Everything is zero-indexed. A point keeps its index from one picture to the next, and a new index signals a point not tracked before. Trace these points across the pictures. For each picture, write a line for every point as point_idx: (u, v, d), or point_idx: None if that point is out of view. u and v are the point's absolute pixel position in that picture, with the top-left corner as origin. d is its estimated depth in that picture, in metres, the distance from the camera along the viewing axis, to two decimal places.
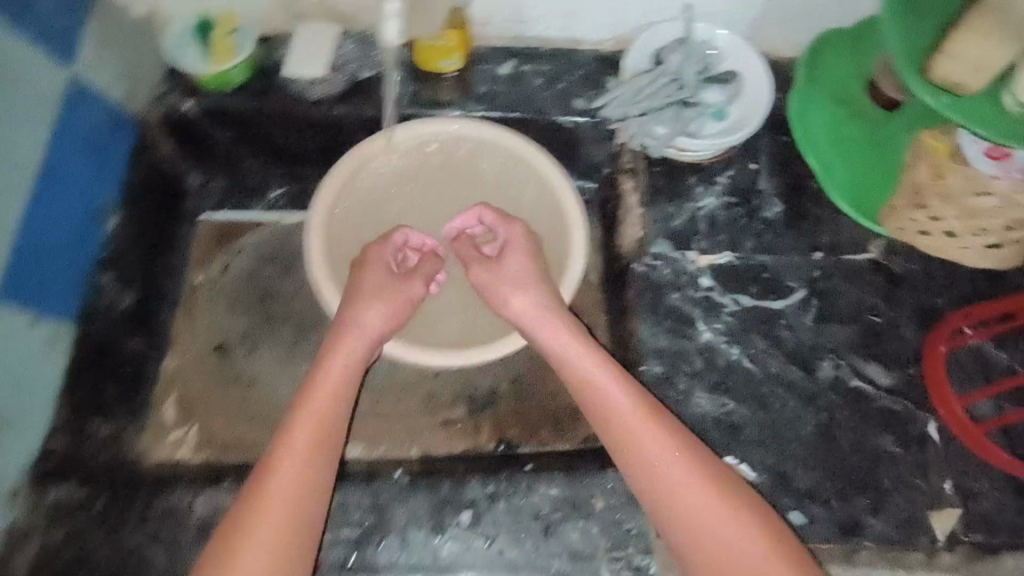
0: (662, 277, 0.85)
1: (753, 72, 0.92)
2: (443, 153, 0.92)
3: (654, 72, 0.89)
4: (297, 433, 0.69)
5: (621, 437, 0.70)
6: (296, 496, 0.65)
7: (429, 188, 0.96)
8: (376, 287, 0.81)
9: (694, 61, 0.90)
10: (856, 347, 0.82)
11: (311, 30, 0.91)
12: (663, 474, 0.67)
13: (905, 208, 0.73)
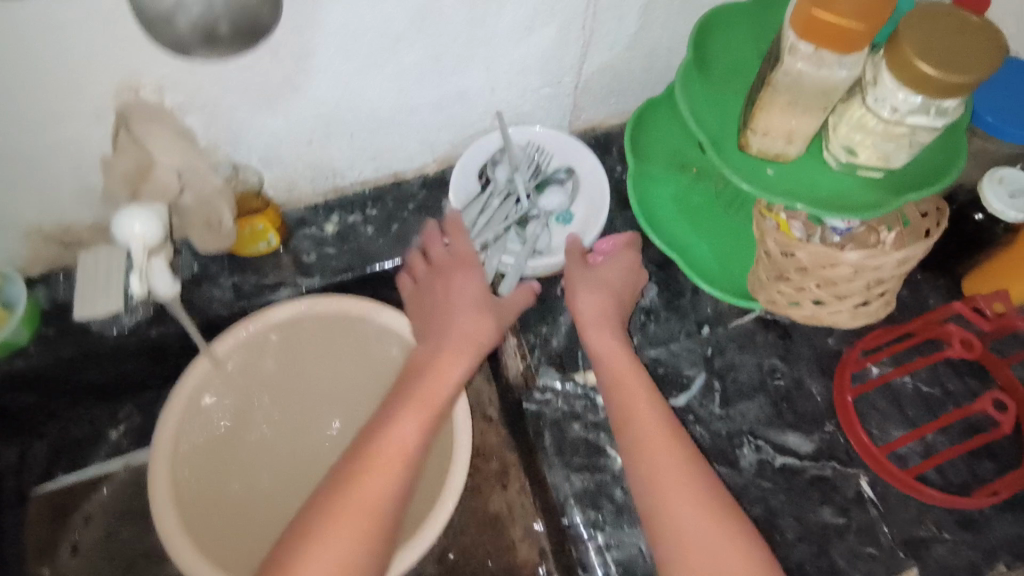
0: (557, 409, 0.79)
1: (583, 161, 0.88)
2: (289, 345, 0.82)
3: (483, 197, 0.84)
4: (380, 470, 0.60)
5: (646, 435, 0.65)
6: (341, 540, 0.56)
7: (286, 387, 0.84)
8: (470, 289, 0.76)
9: (521, 172, 0.85)
10: (770, 420, 0.78)
11: (91, 259, 0.75)
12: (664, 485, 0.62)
13: (770, 281, 0.70)
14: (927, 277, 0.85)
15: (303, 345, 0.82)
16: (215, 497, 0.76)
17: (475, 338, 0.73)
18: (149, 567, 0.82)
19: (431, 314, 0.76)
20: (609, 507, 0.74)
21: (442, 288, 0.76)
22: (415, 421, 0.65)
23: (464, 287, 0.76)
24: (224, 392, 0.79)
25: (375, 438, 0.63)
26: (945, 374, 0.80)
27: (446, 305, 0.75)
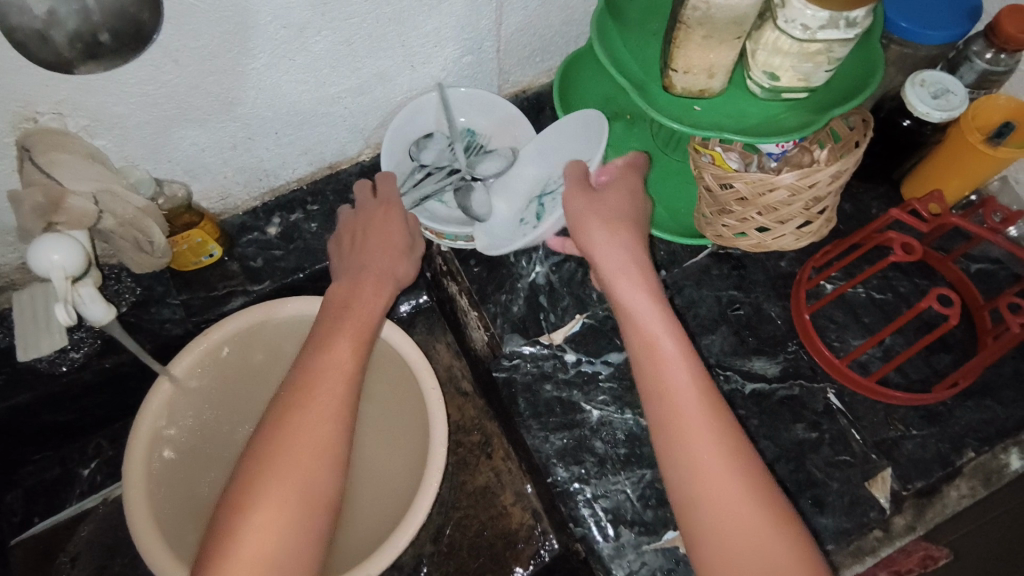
0: (528, 372, 0.79)
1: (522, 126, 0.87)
2: (258, 350, 0.80)
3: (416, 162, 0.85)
4: (336, 377, 0.61)
5: (661, 361, 0.62)
6: (307, 446, 0.56)
7: (260, 393, 0.83)
8: (379, 225, 0.77)
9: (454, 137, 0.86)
10: (735, 349, 0.80)
11: (28, 297, 0.75)
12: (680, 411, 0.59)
13: (714, 216, 0.72)
14: (867, 187, 0.88)
15: (271, 349, 0.81)
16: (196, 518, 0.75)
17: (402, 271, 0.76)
18: None
19: (357, 245, 0.77)
20: (591, 460, 0.75)
21: (366, 228, 0.78)
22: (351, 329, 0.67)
23: (386, 217, 0.78)
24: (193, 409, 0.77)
25: (331, 351, 0.64)
26: (895, 279, 0.83)
27: (375, 232, 0.77)
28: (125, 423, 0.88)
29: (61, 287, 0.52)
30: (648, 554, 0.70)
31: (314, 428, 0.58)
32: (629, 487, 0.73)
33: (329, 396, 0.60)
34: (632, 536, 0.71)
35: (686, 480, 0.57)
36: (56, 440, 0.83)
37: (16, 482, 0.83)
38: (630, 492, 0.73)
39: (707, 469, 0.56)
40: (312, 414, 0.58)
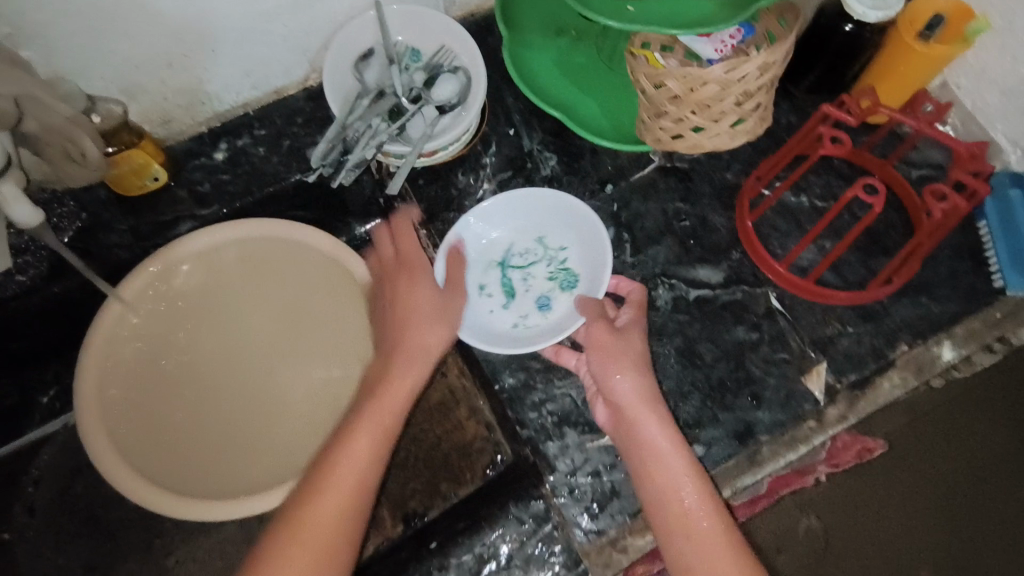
0: (476, 286, 0.80)
1: (460, 40, 0.84)
2: (206, 260, 0.80)
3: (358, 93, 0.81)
4: (364, 455, 0.63)
5: (648, 451, 0.64)
6: (335, 525, 0.60)
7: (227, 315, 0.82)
8: (405, 272, 0.73)
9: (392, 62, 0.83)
10: (679, 259, 0.81)
11: None
12: (653, 461, 0.64)
13: (651, 120, 0.72)
14: (814, 99, 0.88)
15: (222, 259, 0.80)
16: (152, 429, 0.75)
17: (435, 289, 0.72)
18: (110, 510, 0.80)
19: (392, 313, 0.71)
20: (538, 366, 0.77)
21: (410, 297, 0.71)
22: (387, 411, 0.66)
23: (412, 268, 0.73)
24: (142, 325, 0.77)
25: (371, 451, 0.64)
26: (837, 186, 0.84)
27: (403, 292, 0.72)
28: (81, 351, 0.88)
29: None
30: (591, 450, 0.73)
31: (336, 496, 0.61)
32: (575, 390, 0.75)
33: (352, 465, 0.62)
34: (574, 436, 0.73)
35: (671, 523, 0.61)
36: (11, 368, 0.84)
37: None
38: (576, 396, 0.75)
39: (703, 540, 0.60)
40: (336, 488, 0.61)
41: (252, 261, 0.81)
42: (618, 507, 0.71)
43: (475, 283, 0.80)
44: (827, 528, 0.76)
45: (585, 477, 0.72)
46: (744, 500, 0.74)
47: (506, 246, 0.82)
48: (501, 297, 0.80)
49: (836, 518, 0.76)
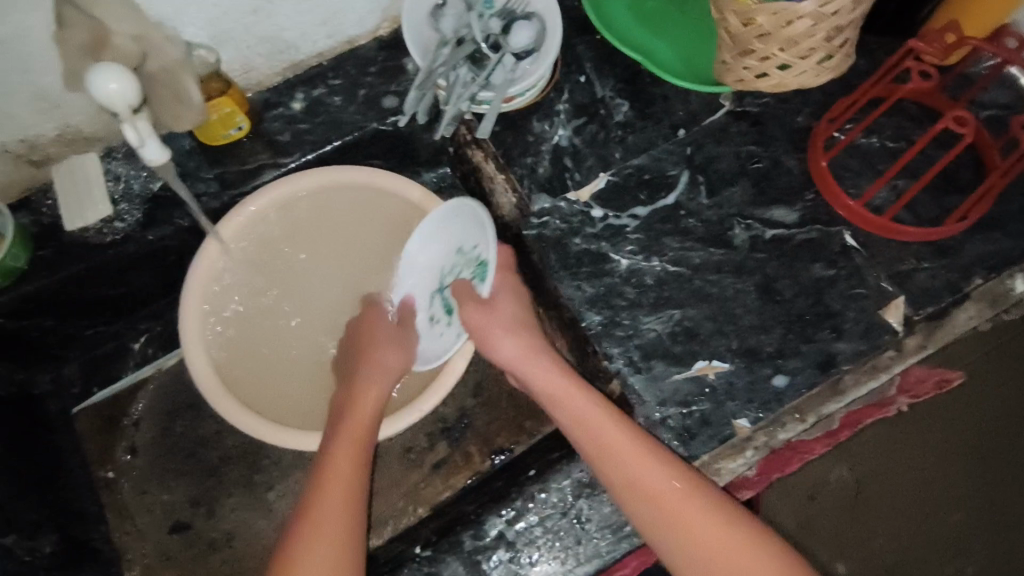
0: (557, 230, 0.82)
1: None
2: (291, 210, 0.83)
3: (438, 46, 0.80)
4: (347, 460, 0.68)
5: (595, 449, 0.67)
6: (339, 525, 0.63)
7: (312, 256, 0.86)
8: (387, 334, 0.78)
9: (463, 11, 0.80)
10: (754, 200, 0.83)
11: (72, 174, 0.78)
12: (602, 441, 0.67)
13: (735, 60, 0.72)
14: (886, 38, 0.88)
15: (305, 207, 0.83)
16: (250, 362, 0.81)
17: (390, 323, 0.79)
18: (208, 450, 0.86)
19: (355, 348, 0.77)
20: (622, 305, 0.79)
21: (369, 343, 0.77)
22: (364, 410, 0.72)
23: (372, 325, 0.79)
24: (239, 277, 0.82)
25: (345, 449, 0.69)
26: (909, 127, 0.84)
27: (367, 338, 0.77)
28: (170, 300, 0.91)
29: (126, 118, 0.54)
30: (676, 382, 0.75)
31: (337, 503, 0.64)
32: (660, 327, 0.78)
33: (344, 469, 0.67)
34: (661, 368, 0.76)
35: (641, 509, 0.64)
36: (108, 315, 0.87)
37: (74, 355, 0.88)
38: (661, 331, 0.78)
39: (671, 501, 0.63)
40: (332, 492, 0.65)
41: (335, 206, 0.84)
42: (708, 436, 0.72)
43: (419, 309, 0.81)
44: (858, 480, 0.79)
45: (675, 408, 0.74)
46: (755, 469, 0.76)
47: (437, 269, 0.80)
48: (445, 317, 0.81)
49: (869, 471, 0.79)
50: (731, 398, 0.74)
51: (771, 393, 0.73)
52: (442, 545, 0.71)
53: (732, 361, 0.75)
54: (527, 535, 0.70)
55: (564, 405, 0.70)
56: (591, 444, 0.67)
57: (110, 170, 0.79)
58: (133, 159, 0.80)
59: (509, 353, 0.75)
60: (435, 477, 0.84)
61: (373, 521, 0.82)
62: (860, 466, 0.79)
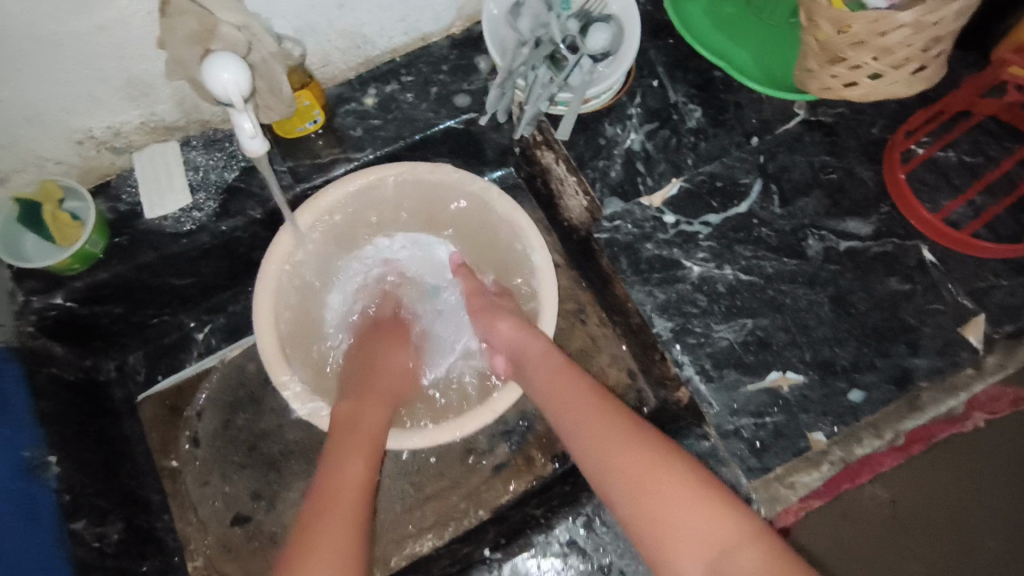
0: (628, 235, 0.82)
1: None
2: (360, 203, 0.83)
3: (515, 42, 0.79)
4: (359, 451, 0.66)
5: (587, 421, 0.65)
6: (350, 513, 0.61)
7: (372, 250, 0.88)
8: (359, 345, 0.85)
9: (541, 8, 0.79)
10: (828, 211, 0.82)
11: (151, 163, 0.79)
12: (592, 430, 0.63)
13: (823, 68, 0.71)
14: (966, 50, 0.87)
15: (376, 201, 0.84)
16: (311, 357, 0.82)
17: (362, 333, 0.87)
18: (270, 442, 0.87)
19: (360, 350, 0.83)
20: (693, 312, 0.79)
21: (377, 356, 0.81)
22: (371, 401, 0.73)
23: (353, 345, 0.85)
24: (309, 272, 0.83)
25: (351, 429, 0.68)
26: (988, 142, 0.83)
27: (382, 357, 0.81)
28: (234, 291, 0.92)
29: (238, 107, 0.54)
30: (749, 392, 0.75)
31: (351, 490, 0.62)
32: (732, 336, 0.77)
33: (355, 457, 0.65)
34: (733, 377, 0.75)
35: (628, 504, 0.58)
36: (174, 303, 0.89)
37: (141, 343, 0.90)
38: (734, 340, 0.77)
39: (663, 489, 0.56)
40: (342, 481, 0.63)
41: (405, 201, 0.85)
42: (782, 448, 0.72)
43: None
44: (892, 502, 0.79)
45: (748, 419, 0.74)
46: (826, 481, 0.74)
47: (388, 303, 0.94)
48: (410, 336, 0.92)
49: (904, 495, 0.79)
50: (804, 410, 0.73)
51: (846, 407, 0.73)
52: (512, 547, 0.71)
53: (807, 373, 0.75)
54: (597, 540, 0.70)
55: (558, 398, 0.68)
56: (584, 433, 0.64)
57: (189, 159, 0.80)
58: (210, 151, 0.81)
59: (520, 346, 0.74)
60: (496, 478, 0.84)
61: (435, 521, 0.83)
62: (894, 487, 0.79)
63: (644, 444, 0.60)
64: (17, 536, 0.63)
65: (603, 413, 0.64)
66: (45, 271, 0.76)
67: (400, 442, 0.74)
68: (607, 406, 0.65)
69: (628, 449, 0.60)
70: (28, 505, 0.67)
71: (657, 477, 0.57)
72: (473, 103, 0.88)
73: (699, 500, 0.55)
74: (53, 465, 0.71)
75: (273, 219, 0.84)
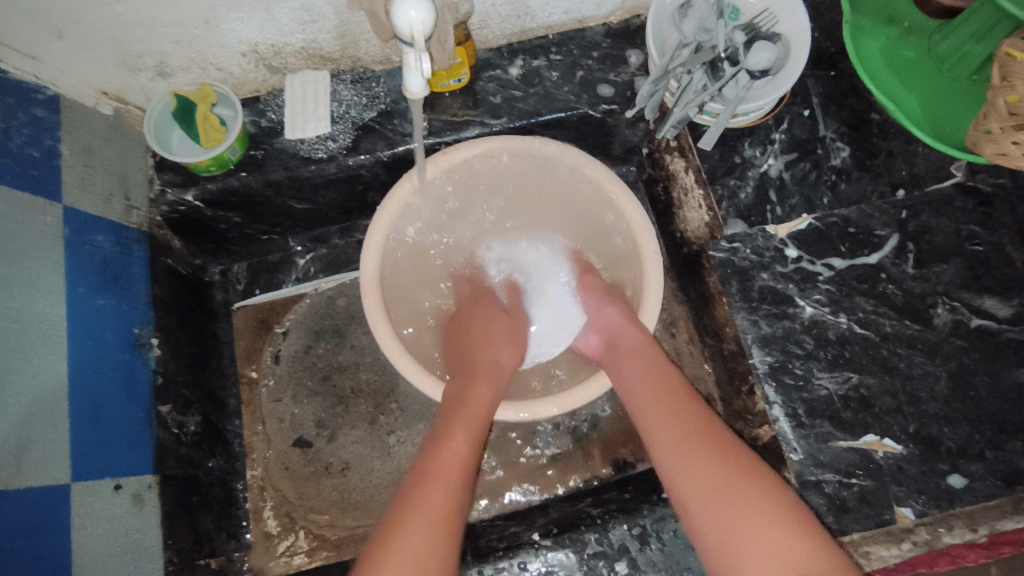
0: (745, 260, 0.79)
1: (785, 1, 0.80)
2: (496, 173, 0.83)
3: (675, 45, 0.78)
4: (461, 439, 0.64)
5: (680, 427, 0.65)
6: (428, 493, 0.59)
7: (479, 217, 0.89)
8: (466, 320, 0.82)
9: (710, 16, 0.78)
10: (966, 283, 0.76)
11: (301, 89, 0.82)
12: (667, 433, 0.63)
13: (1005, 132, 0.66)
14: None
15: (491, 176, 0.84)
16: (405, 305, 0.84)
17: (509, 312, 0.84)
18: (343, 377, 0.89)
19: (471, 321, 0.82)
20: (796, 353, 0.75)
21: None
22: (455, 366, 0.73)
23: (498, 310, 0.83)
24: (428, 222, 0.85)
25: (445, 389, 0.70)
26: None
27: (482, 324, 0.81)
28: (340, 226, 0.95)
29: (417, 47, 0.56)
30: (839, 449, 0.71)
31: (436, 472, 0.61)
32: (832, 387, 0.73)
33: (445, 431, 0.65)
34: (825, 429, 0.72)
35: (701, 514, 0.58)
36: (283, 225, 0.91)
37: (244, 256, 0.93)
38: (833, 393, 0.73)
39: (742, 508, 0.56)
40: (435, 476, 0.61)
41: (536, 186, 0.86)
42: (863, 515, 0.69)
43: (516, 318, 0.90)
44: None
45: (832, 475, 0.70)
46: (905, 561, 0.69)
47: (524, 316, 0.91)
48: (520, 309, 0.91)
49: None
50: (897, 482, 0.70)
51: (943, 490, 0.69)
52: (563, 539, 0.70)
53: (906, 445, 0.71)
54: (645, 555, 0.68)
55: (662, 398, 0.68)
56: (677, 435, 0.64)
57: (336, 92, 0.83)
58: (357, 87, 0.83)
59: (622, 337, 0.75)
60: (554, 469, 0.83)
61: (484, 493, 0.83)
62: None
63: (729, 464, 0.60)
64: (113, 406, 0.69)
65: (691, 419, 0.64)
66: (185, 167, 0.80)
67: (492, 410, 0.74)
68: (698, 418, 0.64)
69: (706, 464, 0.60)
70: (127, 379, 0.71)
71: (722, 497, 0.57)
72: (615, 95, 0.87)
73: (780, 533, 0.54)
74: (155, 347, 0.76)
75: (397, 164, 0.86)
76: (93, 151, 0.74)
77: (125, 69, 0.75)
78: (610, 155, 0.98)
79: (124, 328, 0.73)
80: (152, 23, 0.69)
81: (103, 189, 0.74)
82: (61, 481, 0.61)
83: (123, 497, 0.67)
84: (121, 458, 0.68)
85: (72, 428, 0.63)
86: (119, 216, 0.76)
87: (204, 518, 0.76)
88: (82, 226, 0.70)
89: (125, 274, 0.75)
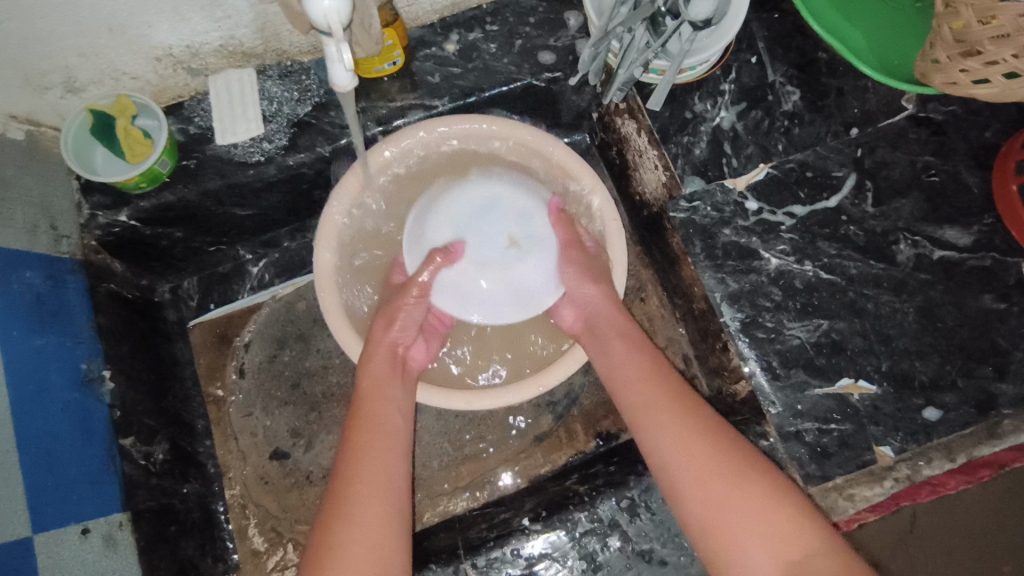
0: (705, 217, 0.77)
1: None
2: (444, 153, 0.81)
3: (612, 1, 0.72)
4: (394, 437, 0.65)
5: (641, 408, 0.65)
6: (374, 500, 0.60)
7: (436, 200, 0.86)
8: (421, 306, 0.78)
9: None
10: (925, 216, 0.76)
11: (225, 90, 0.77)
12: (645, 420, 0.64)
13: (952, 61, 0.65)
14: None
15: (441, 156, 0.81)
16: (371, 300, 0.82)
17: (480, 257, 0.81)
18: (314, 383, 0.87)
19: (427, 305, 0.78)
20: (765, 306, 0.74)
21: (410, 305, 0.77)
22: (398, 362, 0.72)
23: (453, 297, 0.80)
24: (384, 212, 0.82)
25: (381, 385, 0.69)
26: None
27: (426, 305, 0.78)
28: (291, 228, 0.91)
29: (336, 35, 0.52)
30: (816, 397, 0.71)
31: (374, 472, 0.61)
32: (803, 335, 0.73)
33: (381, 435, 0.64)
34: (801, 378, 0.72)
35: (684, 512, 0.59)
36: (230, 234, 0.87)
37: (194, 271, 0.89)
38: (805, 342, 0.73)
39: (716, 504, 0.57)
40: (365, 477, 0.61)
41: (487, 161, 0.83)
42: (844, 458, 0.70)
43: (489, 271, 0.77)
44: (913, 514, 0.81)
45: (811, 423, 0.71)
46: (888, 496, 0.71)
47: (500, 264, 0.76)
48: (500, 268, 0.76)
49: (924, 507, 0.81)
50: (875, 422, 0.70)
51: (920, 424, 0.70)
52: (553, 521, 0.70)
53: (880, 384, 0.71)
54: (636, 526, 0.68)
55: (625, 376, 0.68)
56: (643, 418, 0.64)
57: (264, 89, 0.78)
58: (287, 82, 0.78)
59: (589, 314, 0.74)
60: (537, 449, 0.82)
61: (470, 481, 0.82)
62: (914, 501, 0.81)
63: (700, 441, 0.61)
64: (67, 451, 0.66)
65: (663, 409, 0.64)
66: (113, 187, 0.74)
67: (471, 402, 0.73)
68: (667, 396, 0.65)
69: (677, 445, 0.61)
70: (81, 419, 0.69)
71: (695, 483, 0.59)
72: (558, 60, 0.83)
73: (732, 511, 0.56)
74: (107, 380, 0.73)
75: (340, 157, 0.82)
76: (8, 181, 0.69)
77: (29, 90, 0.69)
78: (561, 123, 0.95)
79: (69, 367, 0.69)
80: (48, 36, 0.64)
81: (25, 221, 0.69)
82: (22, 535, 0.60)
83: (92, 541, 0.65)
84: (83, 500, 0.66)
85: (26, 479, 0.62)
86: (47, 248, 0.71)
87: (186, 545, 0.74)
88: (7, 264, 0.66)
89: (63, 308, 0.71)
